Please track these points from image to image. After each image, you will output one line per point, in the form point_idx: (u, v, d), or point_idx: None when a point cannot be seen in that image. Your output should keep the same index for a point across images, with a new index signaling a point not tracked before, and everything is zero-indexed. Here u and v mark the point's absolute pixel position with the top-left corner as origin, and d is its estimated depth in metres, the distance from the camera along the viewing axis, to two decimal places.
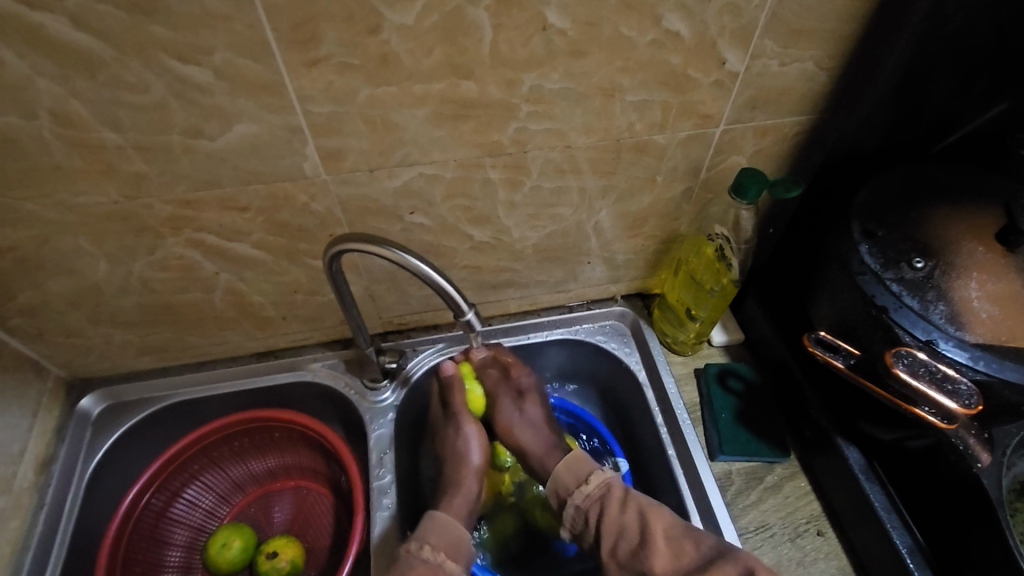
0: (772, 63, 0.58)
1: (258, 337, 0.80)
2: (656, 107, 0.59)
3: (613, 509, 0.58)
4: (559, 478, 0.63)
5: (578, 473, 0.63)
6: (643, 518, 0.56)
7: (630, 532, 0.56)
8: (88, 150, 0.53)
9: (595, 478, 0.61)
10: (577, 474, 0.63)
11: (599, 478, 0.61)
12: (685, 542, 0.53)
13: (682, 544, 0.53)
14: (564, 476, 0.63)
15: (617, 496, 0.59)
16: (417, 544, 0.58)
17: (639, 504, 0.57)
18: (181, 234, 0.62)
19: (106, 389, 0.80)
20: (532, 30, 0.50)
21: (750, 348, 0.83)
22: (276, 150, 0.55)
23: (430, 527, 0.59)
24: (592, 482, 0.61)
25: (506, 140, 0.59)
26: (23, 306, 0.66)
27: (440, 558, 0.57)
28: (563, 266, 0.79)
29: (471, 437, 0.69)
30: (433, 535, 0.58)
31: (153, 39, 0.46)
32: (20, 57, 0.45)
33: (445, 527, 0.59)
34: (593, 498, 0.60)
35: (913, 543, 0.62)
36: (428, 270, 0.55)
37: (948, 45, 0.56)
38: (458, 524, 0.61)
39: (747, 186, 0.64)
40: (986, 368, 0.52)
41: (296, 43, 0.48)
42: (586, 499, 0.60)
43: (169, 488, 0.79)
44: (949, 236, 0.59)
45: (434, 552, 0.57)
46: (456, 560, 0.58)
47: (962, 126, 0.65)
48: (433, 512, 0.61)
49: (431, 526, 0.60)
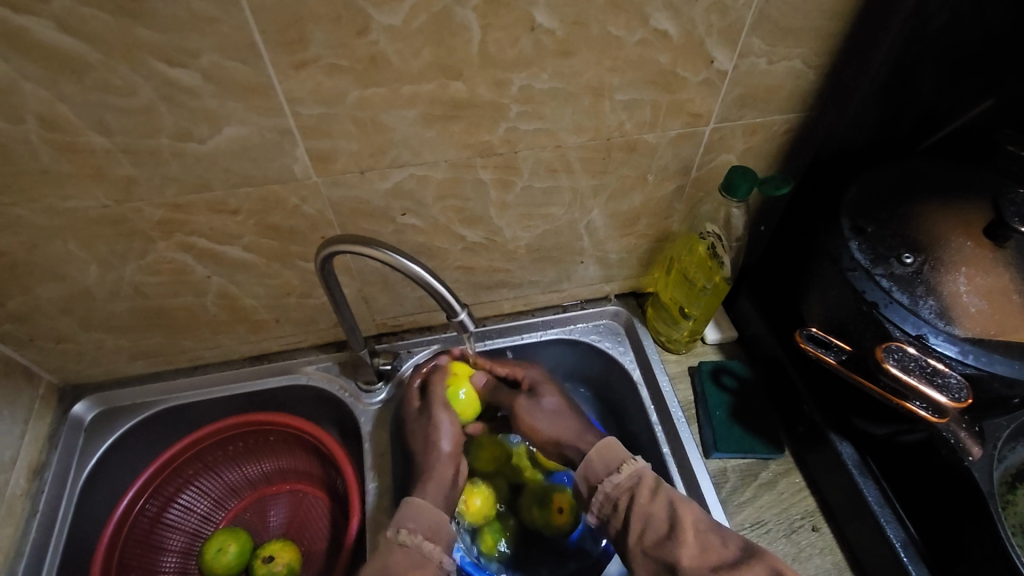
0: (760, 60, 0.58)
1: (251, 341, 0.80)
2: (646, 106, 0.59)
3: (643, 499, 0.59)
4: (590, 463, 0.63)
5: (609, 462, 0.63)
6: (673, 510, 0.57)
7: (658, 523, 0.57)
8: (76, 154, 0.52)
9: (626, 468, 0.61)
10: (608, 462, 0.63)
11: (632, 468, 0.61)
12: (712, 538, 0.55)
13: (710, 539, 0.55)
14: (595, 462, 0.63)
15: (648, 487, 0.59)
16: (396, 531, 0.58)
17: (668, 496, 0.58)
18: (172, 238, 0.62)
19: (99, 394, 0.80)
20: (521, 30, 0.50)
21: (743, 345, 0.84)
22: (267, 153, 0.55)
23: (407, 511, 0.60)
24: (623, 471, 0.61)
25: (496, 140, 0.59)
26: (13, 313, 0.66)
27: (419, 539, 0.58)
28: (556, 266, 0.79)
29: (444, 425, 0.70)
30: (410, 521, 0.59)
31: (140, 42, 0.45)
32: (6, 62, 0.45)
33: (420, 512, 0.59)
34: (622, 487, 0.61)
35: (907, 537, 0.62)
36: (420, 271, 0.54)
37: (934, 42, 0.57)
38: (438, 511, 0.61)
39: (737, 184, 0.64)
40: (975, 362, 0.53)
41: (284, 45, 0.47)
42: (617, 488, 0.61)
43: (163, 493, 0.79)
44: (937, 231, 0.59)
45: (412, 536, 0.58)
46: (438, 541, 0.59)
47: (949, 122, 0.66)
48: (411, 498, 0.61)
49: (406, 510, 0.60)
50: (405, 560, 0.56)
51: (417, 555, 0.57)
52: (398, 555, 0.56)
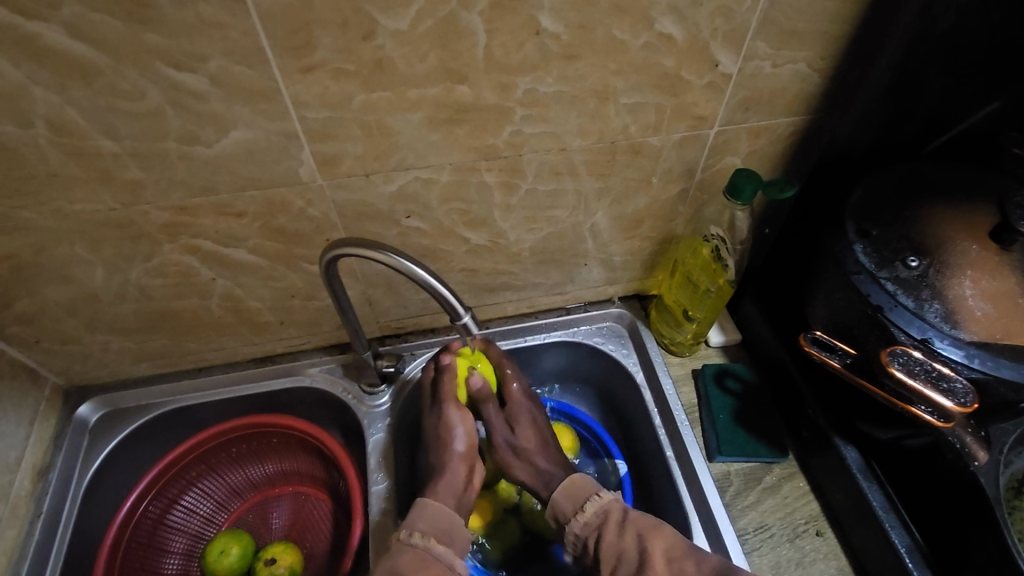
0: (764, 64, 0.58)
1: (255, 343, 0.80)
2: (651, 109, 0.59)
3: (610, 534, 0.58)
4: (556, 504, 0.64)
5: (576, 500, 0.63)
6: (642, 542, 0.56)
7: (628, 556, 0.56)
8: (84, 158, 0.53)
9: (591, 505, 0.61)
10: (575, 501, 0.63)
11: (597, 505, 0.61)
12: (686, 563, 0.54)
13: (683, 565, 0.54)
14: (562, 503, 0.63)
15: (614, 521, 0.59)
16: (407, 532, 0.58)
17: (636, 528, 0.58)
18: (178, 240, 0.62)
19: (103, 395, 0.80)
20: (526, 34, 0.50)
21: (747, 348, 0.84)
22: (272, 156, 0.55)
23: (419, 514, 0.60)
24: (588, 510, 0.61)
25: (501, 144, 0.59)
26: (20, 315, 0.66)
27: (429, 543, 0.57)
28: (560, 268, 0.79)
29: (457, 422, 0.67)
30: (421, 523, 0.59)
31: (148, 47, 0.46)
32: (15, 66, 0.45)
33: (430, 514, 0.60)
34: (591, 526, 0.61)
35: (911, 542, 0.62)
36: (425, 275, 0.55)
37: (939, 46, 0.57)
38: (446, 515, 0.61)
39: (742, 187, 0.64)
40: (981, 366, 0.52)
41: (291, 50, 0.48)
42: (584, 528, 0.61)
43: (167, 495, 0.79)
44: (943, 234, 0.59)
45: (423, 538, 0.58)
46: (448, 544, 0.59)
47: (955, 125, 0.66)
48: (422, 500, 0.62)
49: (419, 513, 0.60)
50: (415, 562, 0.56)
51: (425, 557, 0.56)
52: (403, 555, 0.56)
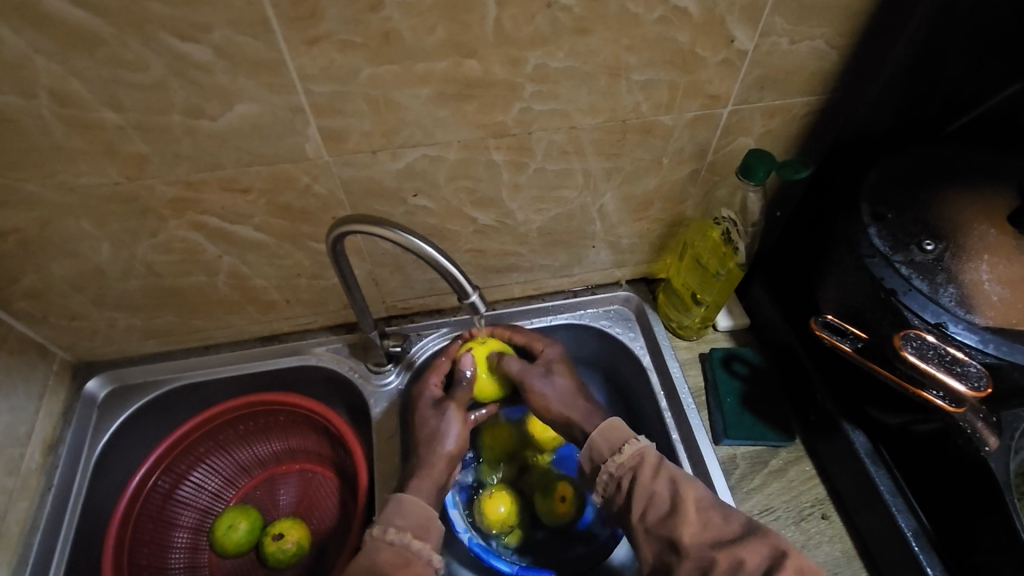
0: (782, 40, 0.57)
1: (262, 321, 0.80)
2: (663, 87, 0.58)
3: (646, 477, 0.58)
4: (593, 444, 0.63)
5: (613, 441, 0.63)
6: (676, 489, 0.56)
7: (661, 500, 0.56)
8: (88, 131, 0.52)
9: (629, 447, 0.61)
10: (612, 442, 0.63)
11: (634, 448, 0.61)
12: (714, 515, 0.54)
13: (710, 516, 0.54)
14: (599, 442, 0.63)
15: (650, 466, 0.59)
16: (383, 529, 0.58)
17: (670, 475, 0.58)
18: (184, 216, 0.62)
19: (112, 371, 0.80)
20: (537, 6, 0.49)
21: (755, 332, 0.83)
22: (278, 131, 0.55)
23: (396, 508, 0.60)
24: (626, 451, 0.61)
25: (509, 121, 0.58)
26: (27, 289, 0.66)
27: (406, 539, 0.58)
28: (567, 250, 0.78)
29: (452, 423, 0.68)
30: (398, 518, 0.59)
31: (151, 16, 0.45)
32: (17, 34, 0.44)
33: (408, 509, 0.60)
34: (626, 466, 0.60)
35: (917, 526, 0.61)
36: (432, 252, 0.54)
37: (963, 22, 0.55)
38: (423, 509, 0.61)
39: (755, 167, 0.62)
40: (996, 352, 0.51)
41: (297, 20, 0.47)
42: (620, 467, 0.60)
43: (175, 470, 0.80)
44: (960, 218, 0.58)
45: (400, 535, 0.57)
46: (425, 539, 0.59)
47: (975, 107, 0.64)
48: (400, 494, 0.62)
49: (397, 508, 0.60)
50: (393, 559, 0.56)
51: (403, 553, 0.57)
52: (382, 552, 0.56)
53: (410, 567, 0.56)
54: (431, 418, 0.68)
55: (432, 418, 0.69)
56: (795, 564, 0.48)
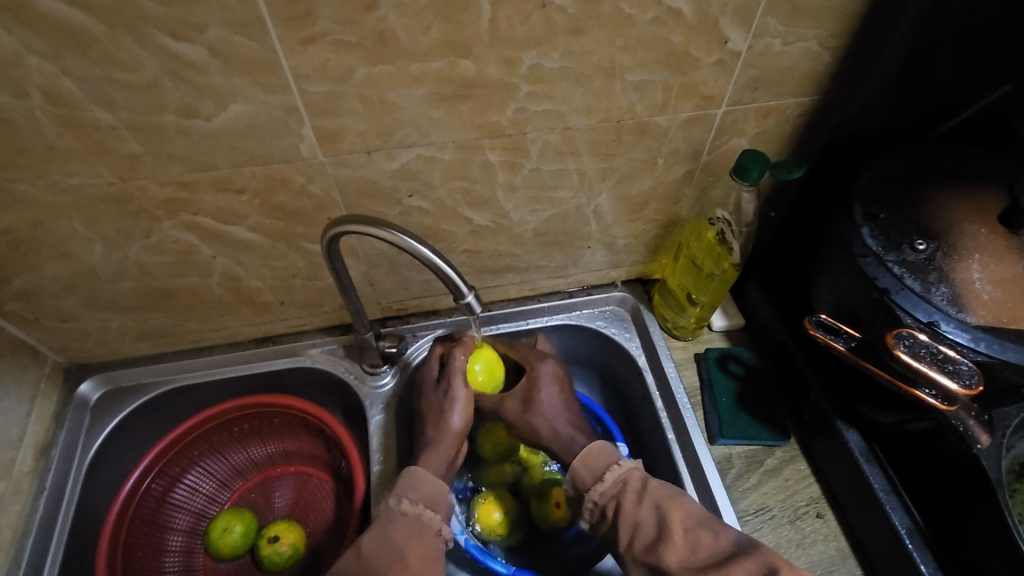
0: (775, 41, 0.57)
1: (257, 322, 0.79)
2: (658, 87, 0.58)
3: (629, 503, 0.59)
4: (576, 473, 0.63)
5: (595, 469, 0.63)
6: (660, 513, 0.57)
7: (646, 526, 0.56)
8: (81, 131, 0.52)
9: (612, 475, 0.61)
10: (594, 470, 0.63)
11: (616, 474, 0.61)
12: (703, 535, 0.54)
13: (700, 536, 0.54)
14: (581, 472, 0.63)
15: (633, 492, 0.59)
16: (396, 501, 0.59)
17: (655, 498, 0.58)
18: (177, 217, 0.61)
19: (104, 373, 0.80)
20: (531, 6, 0.49)
21: (751, 332, 0.83)
22: (273, 131, 0.55)
23: (408, 481, 0.60)
24: (608, 479, 0.61)
25: (505, 121, 0.58)
26: (19, 291, 0.66)
27: (419, 510, 0.58)
28: (563, 250, 0.78)
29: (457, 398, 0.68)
30: (411, 490, 0.59)
31: (145, 15, 0.45)
32: (9, 33, 0.44)
33: (419, 481, 0.60)
34: (608, 495, 0.61)
35: (912, 524, 0.62)
36: (428, 253, 0.54)
37: (952, 24, 0.56)
38: (436, 481, 0.61)
39: (749, 167, 0.63)
40: (987, 350, 0.52)
41: (291, 20, 0.47)
42: (603, 496, 0.61)
43: (169, 473, 0.79)
44: (952, 217, 0.58)
45: (414, 506, 0.58)
46: (437, 511, 0.59)
47: (966, 108, 0.65)
48: (412, 468, 0.62)
49: (408, 480, 0.60)
50: (405, 531, 0.57)
51: (416, 524, 0.57)
52: (394, 524, 0.57)
53: (422, 539, 0.56)
54: (438, 399, 0.69)
55: (437, 398, 0.69)
56: None
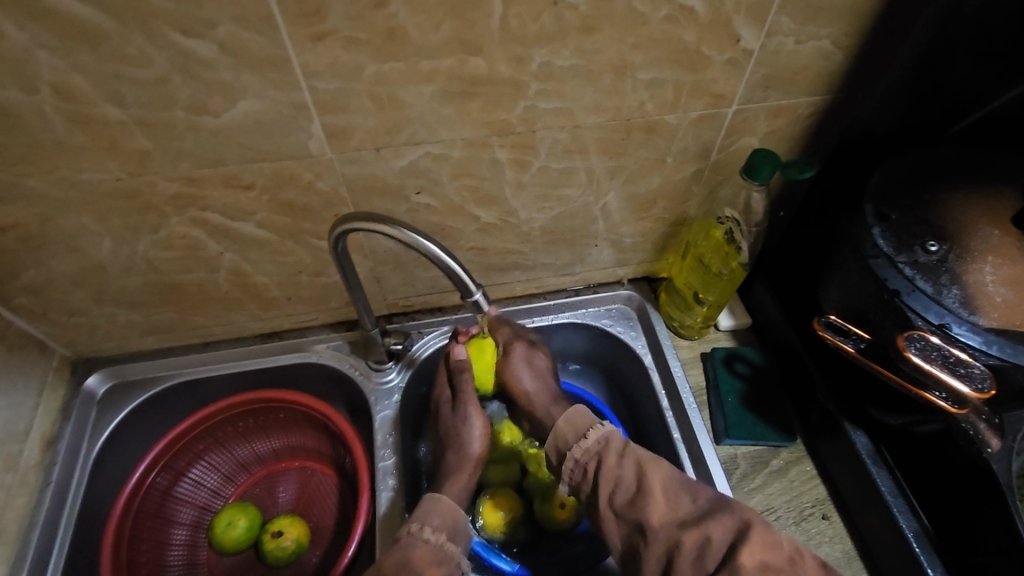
0: (787, 40, 0.56)
1: (263, 318, 0.80)
2: (669, 86, 0.58)
3: (612, 460, 0.58)
4: (560, 432, 0.64)
5: (579, 428, 0.63)
6: (640, 470, 0.56)
7: (627, 483, 0.56)
8: (89, 126, 0.52)
9: (594, 433, 0.61)
10: (577, 429, 0.63)
11: (599, 432, 0.61)
12: (682, 496, 0.54)
13: (680, 497, 0.54)
14: (565, 430, 0.63)
15: (615, 450, 0.59)
16: (419, 526, 0.59)
17: (636, 456, 0.57)
18: (185, 213, 0.61)
19: (110, 367, 0.80)
20: (543, 4, 0.49)
21: (758, 332, 0.83)
22: (282, 128, 0.54)
23: (429, 510, 0.61)
24: (591, 437, 0.61)
25: (514, 119, 0.58)
26: (26, 285, 0.66)
27: (441, 539, 0.58)
28: (570, 248, 0.78)
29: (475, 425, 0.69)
30: (433, 518, 0.60)
31: (154, 11, 0.45)
32: (19, 28, 0.44)
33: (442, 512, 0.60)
34: (591, 452, 0.60)
35: (919, 528, 0.62)
36: (436, 250, 0.54)
37: (969, 23, 0.55)
38: (456, 510, 0.62)
39: (759, 167, 0.62)
40: (999, 353, 0.51)
41: (302, 17, 0.46)
42: (585, 453, 0.60)
43: (174, 467, 0.79)
44: (964, 219, 0.58)
45: (436, 534, 0.58)
46: (457, 542, 0.59)
47: (980, 109, 0.64)
48: (437, 495, 0.63)
49: (432, 508, 0.61)
50: (429, 556, 0.56)
51: (438, 551, 0.57)
52: (417, 548, 0.57)
53: (444, 567, 0.56)
54: (454, 425, 0.70)
55: (452, 424, 0.71)
56: (760, 537, 0.49)
